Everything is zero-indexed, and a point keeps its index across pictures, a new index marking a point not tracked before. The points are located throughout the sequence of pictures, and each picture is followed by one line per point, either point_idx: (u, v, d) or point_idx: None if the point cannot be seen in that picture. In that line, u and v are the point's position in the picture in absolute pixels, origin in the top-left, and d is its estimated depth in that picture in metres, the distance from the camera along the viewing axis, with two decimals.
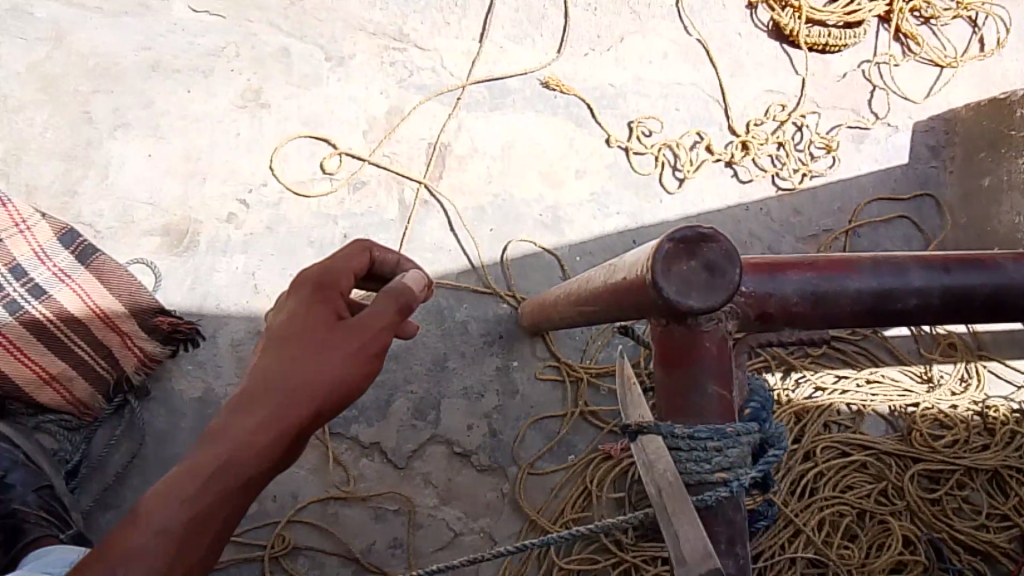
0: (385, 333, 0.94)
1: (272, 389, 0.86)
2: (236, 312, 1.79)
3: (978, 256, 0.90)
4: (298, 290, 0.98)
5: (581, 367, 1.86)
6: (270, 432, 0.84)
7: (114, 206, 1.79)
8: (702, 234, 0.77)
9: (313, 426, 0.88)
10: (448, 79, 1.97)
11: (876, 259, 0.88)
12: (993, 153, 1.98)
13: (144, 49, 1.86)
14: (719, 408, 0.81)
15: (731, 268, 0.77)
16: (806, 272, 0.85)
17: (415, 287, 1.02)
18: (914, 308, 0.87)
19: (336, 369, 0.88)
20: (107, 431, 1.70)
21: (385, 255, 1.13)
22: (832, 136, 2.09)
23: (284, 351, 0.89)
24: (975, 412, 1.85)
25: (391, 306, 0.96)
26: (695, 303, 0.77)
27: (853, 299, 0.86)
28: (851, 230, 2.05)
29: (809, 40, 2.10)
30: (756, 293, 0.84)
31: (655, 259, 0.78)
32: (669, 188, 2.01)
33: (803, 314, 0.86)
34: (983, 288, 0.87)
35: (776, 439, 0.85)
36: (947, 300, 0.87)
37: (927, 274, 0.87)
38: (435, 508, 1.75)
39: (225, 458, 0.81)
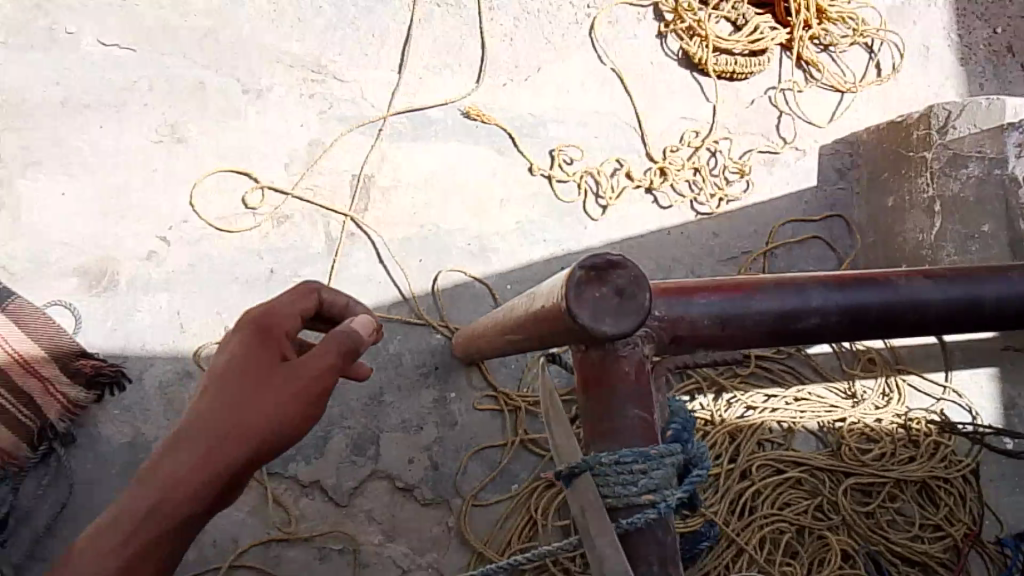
0: (331, 373, 0.94)
1: (209, 428, 0.86)
2: (162, 353, 1.74)
3: (870, 276, 0.96)
4: (240, 329, 0.99)
5: (518, 396, 1.86)
6: (205, 474, 0.84)
7: (25, 249, 1.72)
8: (611, 261, 0.80)
9: (248, 468, 0.88)
10: (369, 111, 1.96)
11: (778, 279, 0.92)
12: (895, 175, 2.09)
13: (51, 85, 1.79)
14: (641, 430, 0.83)
15: (640, 292, 0.80)
16: (714, 295, 0.89)
17: (360, 332, 1.03)
18: (814, 326, 0.92)
19: (275, 409, 0.89)
20: (34, 481, 1.60)
21: (331, 296, 1.15)
22: (744, 160, 2.18)
23: (227, 390, 0.89)
24: (900, 425, 1.94)
25: (337, 346, 0.96)
26: (609, 328, 0.79)
27: (757, 319, 0.90)
28: (768, 252, 2.13)
29: (717, 68, 2.18)
30: (669, 316, 0.87)
31: (568, 286, 0.80)
32: (593, 216, 2.06)
33: (713, 334, 0.89)
34: (874, 305, 0.94)
35: (699, 459, 0.88)
36: (844, 317, 0.93)
37: (825, 292, 0.92)
38: (379, 544, 1.71)
39: (155, 500, 0.81)
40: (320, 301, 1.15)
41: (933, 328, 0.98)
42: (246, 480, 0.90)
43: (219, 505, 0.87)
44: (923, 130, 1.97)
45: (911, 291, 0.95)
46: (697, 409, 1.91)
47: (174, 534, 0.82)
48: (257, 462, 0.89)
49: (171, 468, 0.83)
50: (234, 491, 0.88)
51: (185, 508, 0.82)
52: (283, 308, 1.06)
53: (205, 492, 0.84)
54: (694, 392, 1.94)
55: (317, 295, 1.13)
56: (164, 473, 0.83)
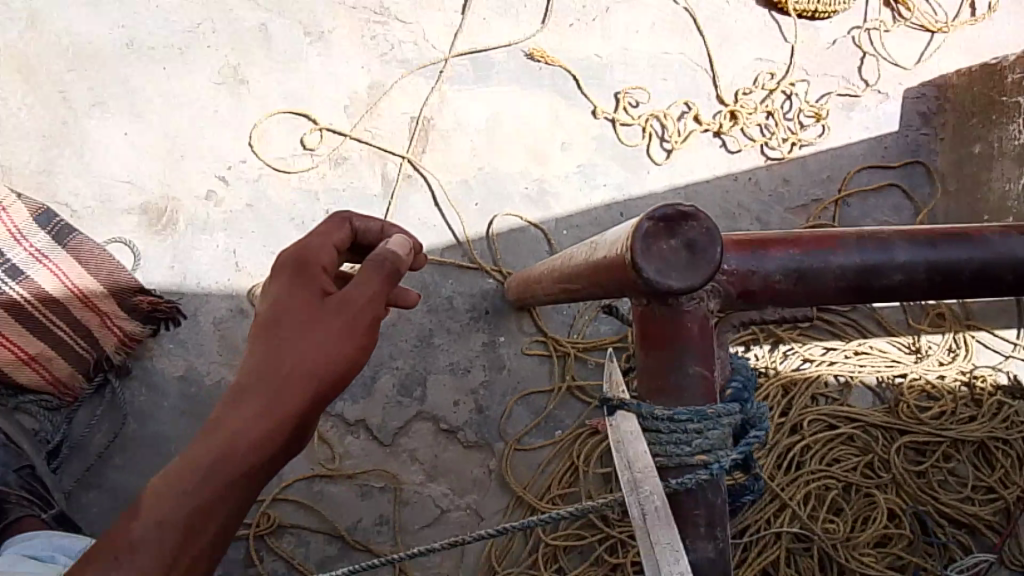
0: (373, 306, 0.91)
1: (271, 374, 0.84)
2: (217, 290, 1.77)
3: (964, 229, 0.88)
4: (278, 273, 0.95)
5: (568, 342, 1.83)
6: (270, 418, 0.81)
7: (91, 187, 1.75)
8: (682, 213, 0.75)
9: (312, 411, 0.85)
10: (430, 52, 1.92)
11: (861, 233, 0.86)
12: (984, 120, 1.95)
13: (117, 27, 1.81)
14: (702, 390, 0.79)
15: (713, 246, 0.75)
16: (790, 249, 0.83)
17: (398, 250, 0.98)
18: (899, 283, 0.85)
19: (329, 348, 0.86)
20: (88, 410, 1.68)
21: (365, 224, 1.08)
22: (821, 105, 2.06)
23: (275, 335, 0.86)
24: (962, 382, 1.85)
25: (377, 273, 0.93)
26: (674, 283, 0.74)
27: (835, 276, 0.84)
28: (841, 200, 2.04)
29: (798, 7, 2.06)
30: (738, 270, 0.82)
31: (635, 237, 0.75)
32: (658, 160, 1.99)
33: (786, 291, 0.84)
34: (968, 263, 0.85)
35: (757, 420, 0.84)
36: (933, 276, 0.85)
37: (912, 248, 0.85)
38: (421, 484, 1.74)
39: (223, 446, 0.79)
40: (354, 231, 1.07)
41: None
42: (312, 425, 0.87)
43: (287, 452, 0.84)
44: (1018, 74, 1.82)
45: (1012, 249, 0.86)
46: (752, 360, 1.84)
47: (245, 483, 0.79)
48: (321, 405, 0.86)
49: (231, 421, 0.80)
50: (300, 437, 0.86)
51: (254, 454, 0.79)
52: (314, 238, 1.01)
53: (272, 439, 0.81)
54: (749, 343, 1.86)
55: (349, 225, 1.06)
56: (228, 425, 0.80)
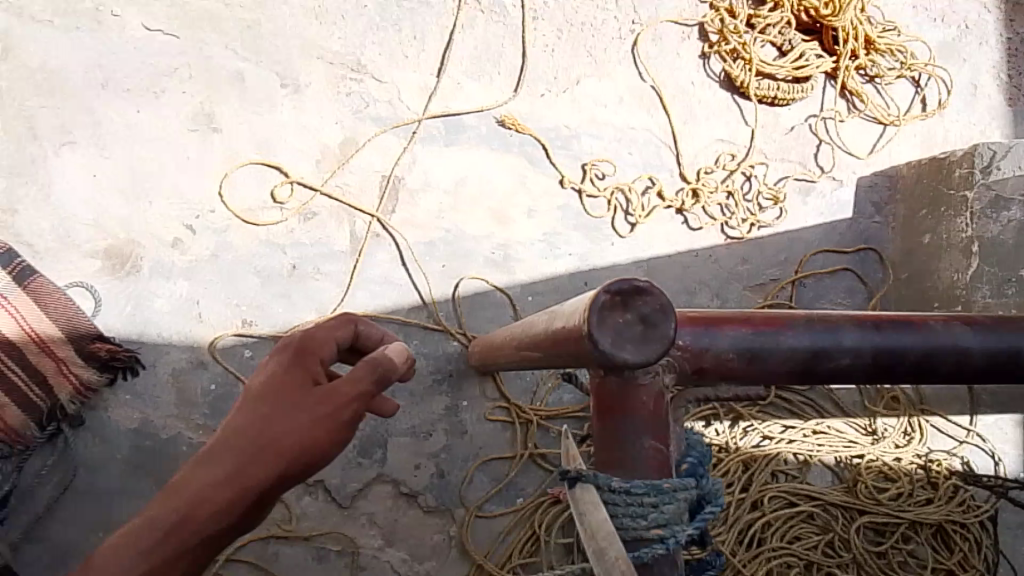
0: (357, 402, 0.91)
1: (244, 451, 0.85)
2: (176, 341, 1.75)
3: (908, 316, 0.92)
4: (279, 351, 0.97)
5: (530, 409, 1.84)
6: (230, 494, 0.83)
7: (54, 226, 1.73)
8: (637, 287, 0.76)
9: (273, 492, 0.87)
10: (404, 113, 1.95)
11: (810, 315, 0.89)
12: (933, 213, 2.05)
13: (92, 66, 1.80)
14: (652, 462, 0.80)
15: (665, 321, 0.76)
16: (742, 329, 0.86)
17: (395, 358, 0.97)
18: (846, 365, 0.89)
19: (299, 435, 0.87)
20: (41, 460, 1.63)
21: (368, 329, 1.10)
22: (779, 188, 2.14)
23: (258, 410, 0.89)
24: (919, 465, 1.89)
25: (367, 371, 0.92)
26: (629, 355, 0.76)
27: (786, 356, 0.87)
28: (797, 281, 2.11)
29: (759, 93, 2.14)
30: (692, 346, 0.85)
31: (591, 309, 0.76)
32: (621, 232, 2.04)
33: (738, 369, 0.87)
34: (912, 348, 0.90)
35: (713, 496, 0.83)
36: (877, 359, 0.89)
37: (859, 332, 0.89)
38: (379, 549, 1.73)
39: (178, 515, 0.81)
40: (356, 334, 1.09)
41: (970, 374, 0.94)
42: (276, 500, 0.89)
43: (242, 524, 0.86)
44: (966, 168, 1.93)
45: (950, 335, 0.91)
46: (713, 435, 1.87)
47: (198, 548, 0.82)
48: (282, 485, 0.87)
49: (193, 483, 0.84)
50: (256, 513, 0.87)
51: (207, 523, 0.82)
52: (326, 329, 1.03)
53: (229, 512, 0.83)
54: (710, 418, 1.89)
55: (353, 326, 1.08)
56: (191, 484, 0.84)
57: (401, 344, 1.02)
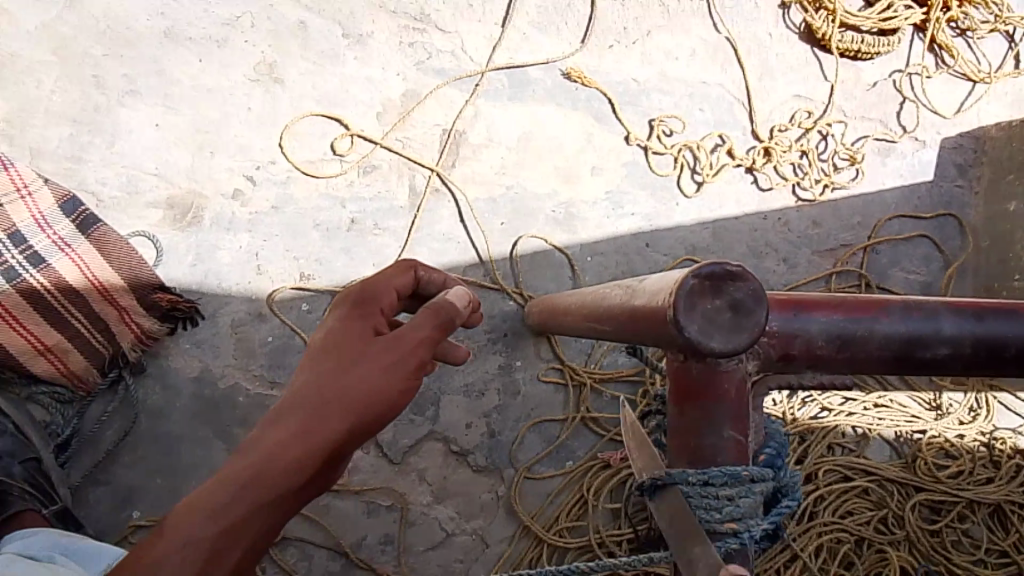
0: (427, 346, 0.85)
1: (316, 397, 0.78)
2: (237, 293, 1.77)
3: (1013, 305, 0.83)
4: (337, 307, 0.93)
5: (585, 371, 1.83)
6: (304, 448, 0.75)
7: (118, 176, 1.76)
8: (730, 271, 0.70)
9: (349, 443, 0.79)
10: (467, 64, 1.92)
11: (907, 301, 0.81)
12: (1020, 179, 1.95)
13: (156, 14, 1.80)
14: (734, 454, 0.76)
15: (758, 308, 0.70)
16: (832, 313, 0.78)
17: (457, 303, 0.92)
18: (942, 357, 0.81)
19: (369, 380, 0.80)
20: (101, 405, 1.69)
21: (430, 275, 1.06)
22: (857, 148, 2.04)
23: (324, 363, 0.82)
24: (982, 443, 1.83)
25: (429, 316, 0.87)
26: (717, 345, 0.70)
27: (879, 343, 0.79)
28: (870, 247, 2.02)
29: (842, 46, 2.03)
30: (780, 333, 0.78)
31: (678, 294, 0.70)
32: (687, 193, 1.97)
33: (826, 357, 0.79)
34: (1016, 338, 0.81)
35: (790, 488, 0.79)
36: (978, 351, 0.81)
37: (960, 321, 0.80)
38: (428, 505, 1.75)
39: (251, 473, 0.73)
40: (417, 280, 1.05)
41: None
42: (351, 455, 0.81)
43: (318, 483, 0.78)
44: None
45: None
46: (771, 404, 1.83)
47: (269, 510, 0.73)
48: (356, 441, 0.79)
49: (265, 442, 0.75)
50: (332, 471, 0.79)
51: (280, 481, 0.73)
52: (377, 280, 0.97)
53: (307, 464, 0.75)
54: None
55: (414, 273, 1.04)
56: (261, 446, 0.75)
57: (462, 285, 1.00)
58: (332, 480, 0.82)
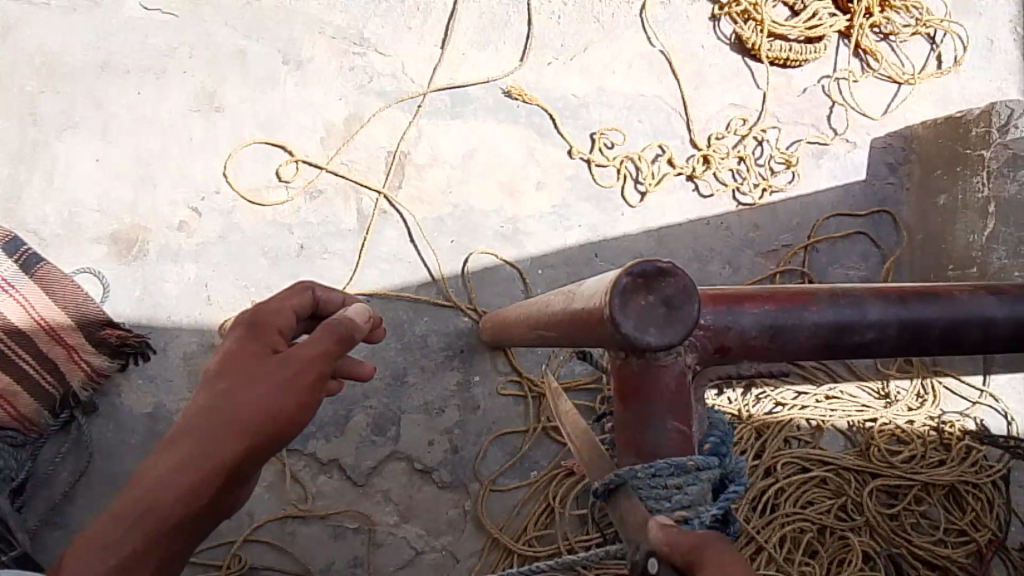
0: (320, 362, 0.91)
1: (209, 422, 0.84)
2: (187, 325, 1.75)
3: (933, 288, 0.87)
4: (232, 330, 0.98)
5: (543, 382, 1.85)
6: (201, 471, 0.80)
7: (58, 212, 1.73)
8: (660, 268, 0.72)
9: (248, 462, 0.84)
10: (409, 86, 1.93)
11: (834, 290, 0.85)
12: (948, 173, 2.03)
13: (89, 47, 1.78)
14: (677, 446, 0.77)
15: (690, 303, 0.73)
16: (764, 305, 0.81)
17: (357, 318, 0.99)
18: (870, 340, 0.84)
19: (262, 400, 0.86)
20: (54, 446, 1.65)
21: (328, 295, 1.11)
22: (791, 152, 2.10)
23: (218, 387, 0.87)
24: (931, 427, 1.89)
25: (327, 334, 0.93)
26: (653, 340, 0.72)
27: (810, 331, 0.82)
28: (810, 246, 2.08)
29: (770, 55, 2.10)
30: (715, 325, 0.80)
31: (612, 292, 0.73)
32: (632, 202, 2.01)
33: (762, 347, 0.82)
34: (936, 320, 0.85)
35: (735, 474, 0.81)
36: (903, 333, 0.85)
37: (885, 305, 0.84)
38: (395, 525, 1.73)
39: (146, 501, 0.78)
40: (316, 301, 1.11)
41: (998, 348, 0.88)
42: (253, 475, 0.87)
43: (224, 500, 0.83)
44: (981, 128, 1.89)
45: (978, 307, 0.86)
46: (725, 403, 1.88)
47: (167, 536, 0.78)
48: (257, 459, 0.85)
49: (160, 469, 0.80)
50: (237, 487, 0.85)
51: (177, 507, 0.78)
52: (272, 304, 1.03)
53: (206, 485, 0.80)
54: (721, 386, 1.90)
55: (311, 291, 1.10)
56: (156, 472, 0.80)
57: (364, 303, 1.05)
58: (237, 501, 0.87)
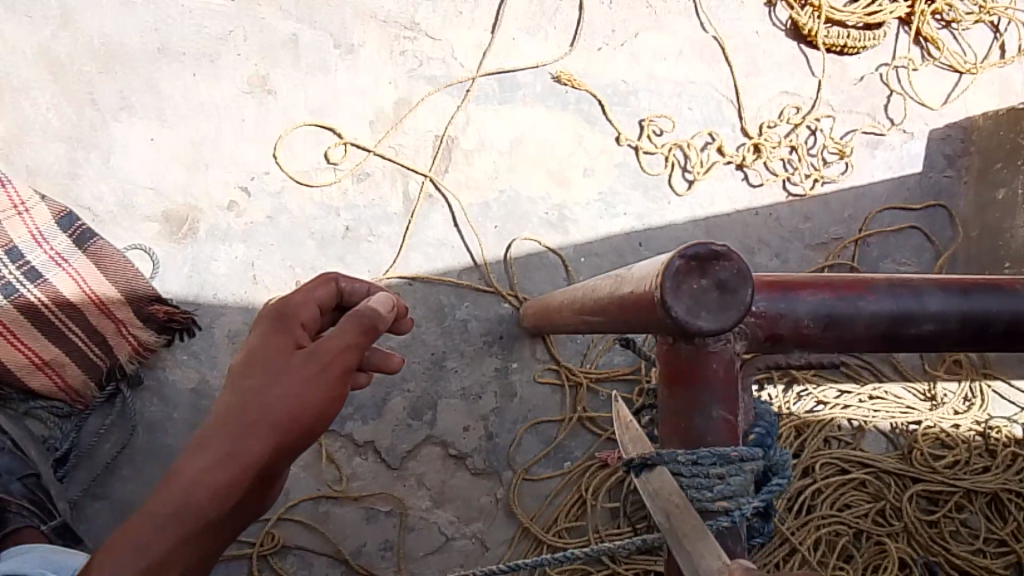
0: (347, 355, 0.88)
1: (233, 422, 0.83)
2: (233, 303, 1.79)
3: (998, 280, 0.84)
4: (260, 322, 0.96)
5: (581, 372, 1.85)
6: (225, 473, 0.81)
7: (114, 191, 1.77)
8: (715, 251, 0.71)
9: (274, 463, 0.84)
10: (457, 71, 1.92)
11: (893, 279, 0.82)
12: (1010, 165, 1.96)
13: (149, 31, 1.81)
14: (725, 434, 0.77)
15: (744, 288, 0.71)
16: (821, 293, 0.79)
17: (382, 307, 0.94)
18: (929, 333, 0.82)
19: (289, 398, 0.84)
20: (98, 420, 1.70)
21: (352, 285, 1.08)
22: (846, 141, 2.05)
23: (246, 381, 0.86)
24: (977, 433, 1.84)
25: (352, 326, 0.89)
26: (704, 323, 0.71)
27: (867, 322, 0.80)
28: (861, 240, 2.04)
29: (827, 41, 2.05)
30: (768, 313, 0.79)
31: (664, 275, 0.72)
32: (678, 191, 1.99)
33: (815, 336, 0.80)
34: (1003, 314, 0.82)
35: (780, 467, 0.80)
36: (965, 326, 0.82)
37: (946, 297, 0.81)
38: (428, 510, 1.76)
39: (175, 504, 0.80)
40: (340, 291, 1.08)
41: None
42: (285, 469, 0.87)
43: (250, 503, 0.84)
44: None
45: None
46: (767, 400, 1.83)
47: (197, 537, 0.80)
48: (285, 457, 0.84)
49: (189, 471, 0.81)
50: (266, 488, 0.85)
51: (206, 509, 0.80)
52: (301, 295, 1.01)
53: (229, 490, 0.80)
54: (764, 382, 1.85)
55: (336, 284, 1.07)
56: (185, 474, 0.81)
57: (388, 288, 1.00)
58: (269, 495, 0.88)
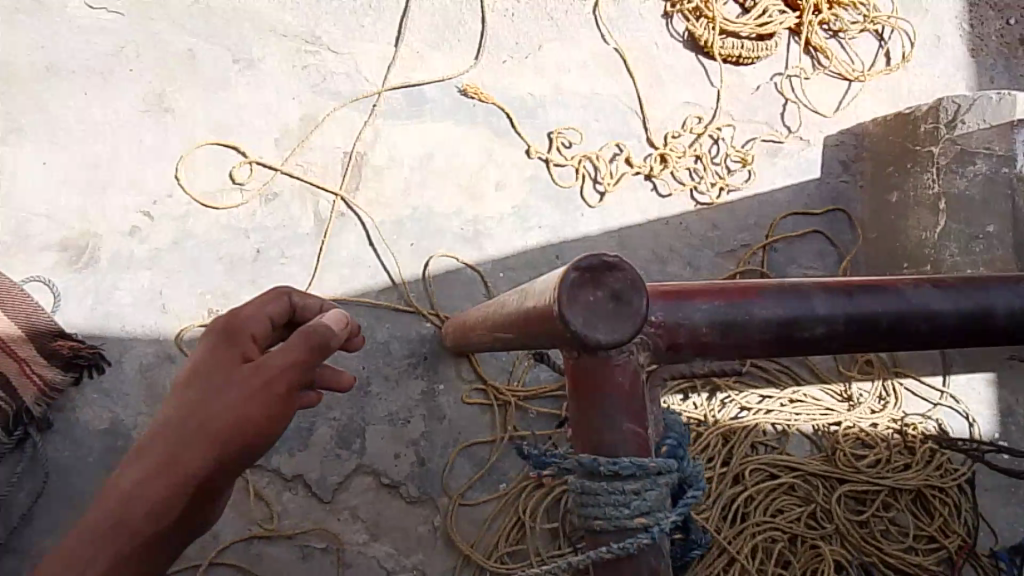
0: (291, 372, 0.89)
1: (184, 427, 0.86)
2: (140, 336, 1.70)
3: (880, 282, 0.88)
4: (209, 337, 0.99)
5: (507, 390, 1.84)
6: (167, 481, 0.83)
7: (6, 219, 1.67)
8: (607, 262, 0.72)
9: (218, 472, 0.85)
10: (363, 85, 1.90)
11: (782, 284, 0.85)
12: (900, 170, 2.05)
13: (36, 48, 1.73)
14: (634, 446, 0.76)
15: (637, 296, 0.73)
16: (715, 300, 0.82)
17: (331, 326, 0.98)
18: (820, 335, 0.85)
19: (231, 406, 0.86)
20: (5, 467, 1.58)
21: (304, 301, 1.16)
22: (747, 150, 2.13)
23: (192, 393, 0.89)
24: (894, 430, 1.94)
25: (299, 340, 0.91)
26: (602, 336, 0.72)
27: (761, 327, 0.83)
28: (768, 246, 2.10)
29: (724, 52, 2.12)
30: (665, 322, 0.80)
31: (560, 288, 0.72)
32: (591, 201, 2.01)
33: (713, 343, 0.82)
34: (884, 314, 0.86)
35: (695, 479, 0.82)
36: (852, 326, 0.85)
37: (831, 298, 0.85)
38: (363, 544, 1.71)
39: (110, 521, 0.81)
40: (293, 305, 1.15)
41: (942, 340, 0.90)
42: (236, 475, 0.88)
43: (196, 508, 0.85)
44: (931, 123, 1.94)
45: (921, 301, 0.87)
46: (691, 408, 1.91)
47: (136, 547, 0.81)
48: (232, 465, 0.86)
49: (125, 485, 0.83)
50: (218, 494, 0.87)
51: (144, 520, 0.81)
52: (250, 311, 1.06)
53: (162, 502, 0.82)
54: (688, 391, 1.93)
55: (287, 298, 1.13)
56: (119, 488, 0.83)
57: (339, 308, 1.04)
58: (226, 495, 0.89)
